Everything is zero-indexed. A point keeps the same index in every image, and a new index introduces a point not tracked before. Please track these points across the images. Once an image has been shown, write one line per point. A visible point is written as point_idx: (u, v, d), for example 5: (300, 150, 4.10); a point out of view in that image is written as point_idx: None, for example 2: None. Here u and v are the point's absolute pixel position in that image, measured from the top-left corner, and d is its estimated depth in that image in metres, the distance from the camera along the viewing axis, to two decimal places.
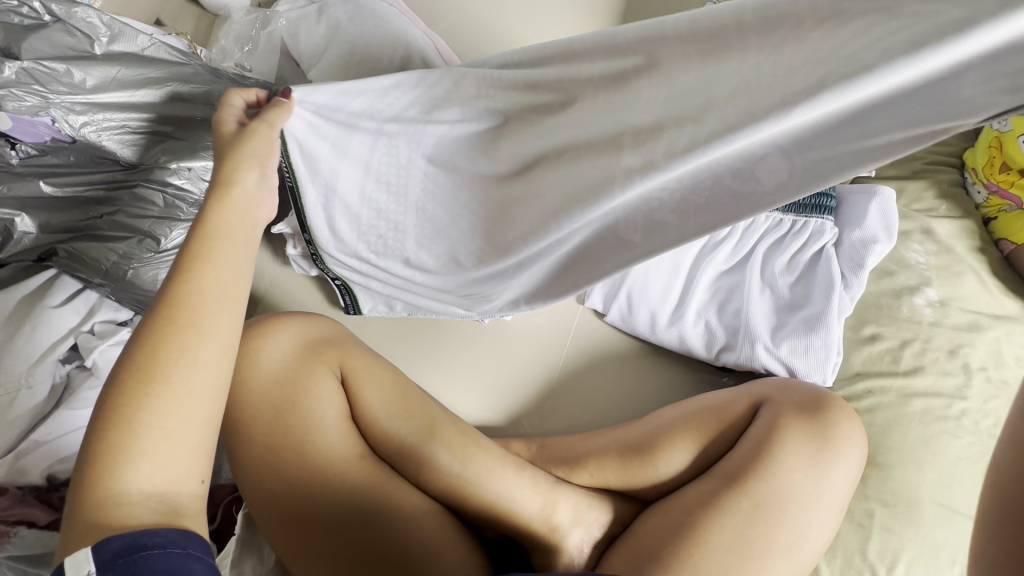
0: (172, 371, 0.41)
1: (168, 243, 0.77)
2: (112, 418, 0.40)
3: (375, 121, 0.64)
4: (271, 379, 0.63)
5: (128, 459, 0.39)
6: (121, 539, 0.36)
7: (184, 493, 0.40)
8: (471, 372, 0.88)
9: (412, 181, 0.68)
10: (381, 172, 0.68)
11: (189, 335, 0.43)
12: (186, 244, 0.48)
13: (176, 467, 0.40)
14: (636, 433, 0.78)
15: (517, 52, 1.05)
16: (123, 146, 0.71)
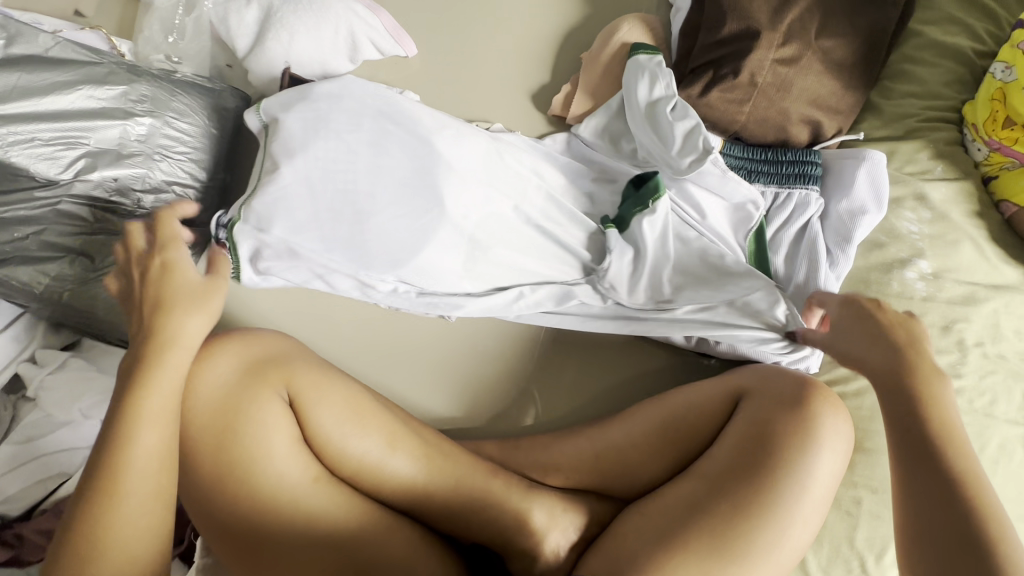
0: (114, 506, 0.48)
1: (104, 261, 0.71)
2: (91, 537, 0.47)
3: (341, 161, 0.66)
4: (213, 405, 0.60)
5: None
6: None
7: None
8: (439, 374, 0.84)
9: (387, 178, 0.67)
10: (364, 168, 0.67)
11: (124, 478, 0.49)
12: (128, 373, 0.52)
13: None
14: (615, 433, 0.76)
15: (470, 17, 0.94)
16: (37, 161, 0.65)
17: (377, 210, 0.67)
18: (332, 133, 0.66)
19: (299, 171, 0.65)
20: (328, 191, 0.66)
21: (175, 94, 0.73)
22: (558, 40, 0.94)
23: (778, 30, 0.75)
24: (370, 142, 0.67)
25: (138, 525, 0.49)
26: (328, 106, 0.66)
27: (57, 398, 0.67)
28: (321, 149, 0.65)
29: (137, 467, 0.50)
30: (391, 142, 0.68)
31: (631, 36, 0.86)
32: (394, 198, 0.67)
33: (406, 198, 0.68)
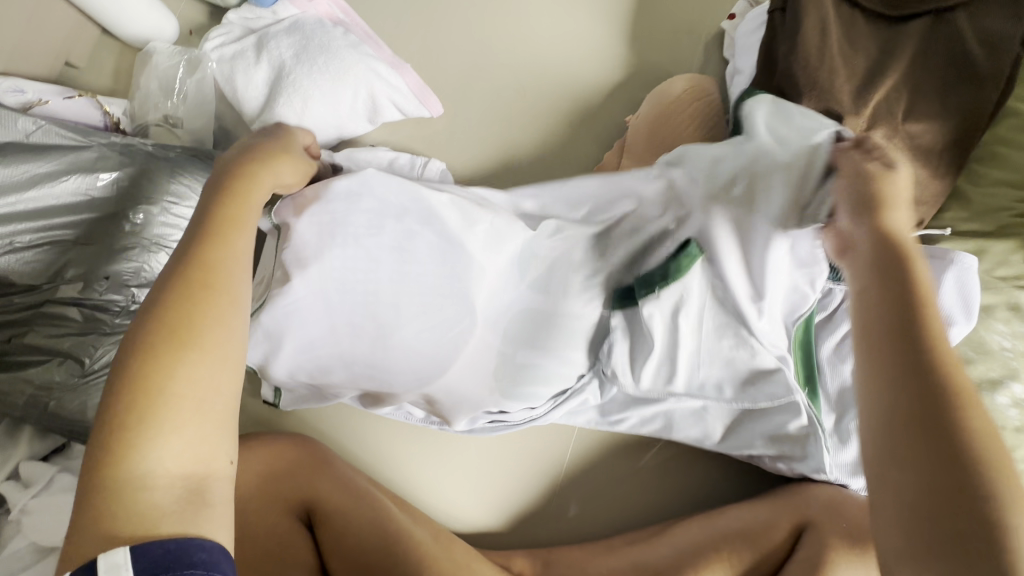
0: (162, 413, 0.37)
1: (94, 364, 0.63)
2: (140, 388, 0.38)
3: (359, 269, 0.58)
4: None
5: (147, 441, 0.37)
6: (162, 547, 0.34)
7: (211, 474, 0.38)
8: (464, 473, 0.77)
9: (408, 287, 0.59)
10: (384, 276, 0.58)
11: (183, 401, 0.38)
12: (184, 275, 0.42)
13: (201, 446, 0.38)
14: (658, 552, 0.68)
15: (501, 70, 0.84)
16: (20, 265, 0.59)
17: (404, 326, 0.59)
18: (350, 238, 0.57)
19: (313, 285, 0.57)
20: (345, 306, 0.58)
21: (175, 174, 0.65)
22: (599, 97, 0.84)
23: (862, 114, 0.65)
24: (391, 245, 0.59)
25: (189, 454, 0.37)
26: (345, 208, 0.57)
27: (41, 526, 0.60)
28: (339, 260, 0.57)
29: (192, 367, 0.39)
30: (419, 247, 0.59)
31: (686, 101, 0.76)
32: (418, 312, 0.60)
33: (427, 306, 0.60)
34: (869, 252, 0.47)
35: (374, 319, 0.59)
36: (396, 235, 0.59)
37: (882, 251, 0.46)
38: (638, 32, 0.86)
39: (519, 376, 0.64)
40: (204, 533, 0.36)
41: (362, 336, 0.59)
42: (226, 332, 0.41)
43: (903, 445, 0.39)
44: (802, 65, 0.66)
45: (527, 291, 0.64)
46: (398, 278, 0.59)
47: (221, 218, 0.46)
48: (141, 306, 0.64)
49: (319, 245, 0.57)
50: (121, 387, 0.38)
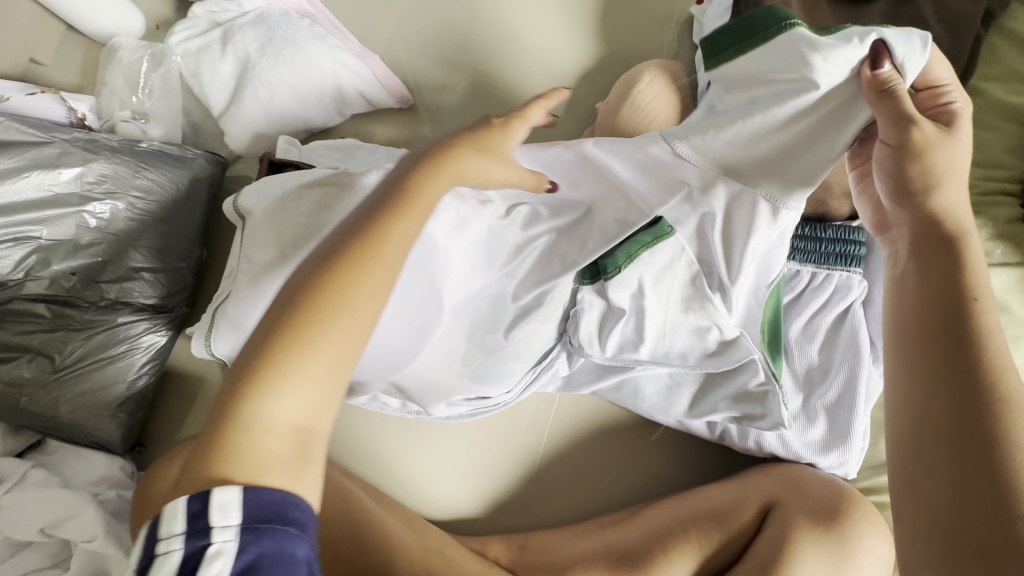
0: (298, 353, 0.36)
1: (65, 360, 0.63)
2: (290, 325, 0.37)
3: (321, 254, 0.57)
4: None
5: (275, 385, 0.36)
6: (271, 495, 0.34)
7: (320, 431, 0.37)
8: (440, 459, 0.78)
9: None
10: None
11: (315, 351, 0.37)
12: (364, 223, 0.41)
13: (320, 402, 0.37)
14: (630, 536, 0.69)
15: (471, 59, 0.84)
16: None
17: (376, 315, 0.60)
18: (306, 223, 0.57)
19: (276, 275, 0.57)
20: None
21: (140, 170, 0.66)
22: (570, 85, 0.84)
23: None
24: None
25: (307, 408, 0.37)
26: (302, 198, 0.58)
27: (15, 518, 0.61)
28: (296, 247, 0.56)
29: (340, 329, 0.38)
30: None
31: (653, 86, 0.76)
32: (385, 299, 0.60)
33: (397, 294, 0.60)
34: (907, 234, 0.51)
35: None
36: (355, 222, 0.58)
37: (925, 233, 0.49)
38: (609, 19, 0.86)
39: (488, 361, 0.66)
40: (300, 491, 0.35)
41: None
42: (375, 300, 0.40)
43: (934, 436, 0.43)
44: None
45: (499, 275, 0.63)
46: None
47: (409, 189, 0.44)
48: (112, 301, 0.65)
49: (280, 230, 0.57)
50: (274, 323, 0.38)
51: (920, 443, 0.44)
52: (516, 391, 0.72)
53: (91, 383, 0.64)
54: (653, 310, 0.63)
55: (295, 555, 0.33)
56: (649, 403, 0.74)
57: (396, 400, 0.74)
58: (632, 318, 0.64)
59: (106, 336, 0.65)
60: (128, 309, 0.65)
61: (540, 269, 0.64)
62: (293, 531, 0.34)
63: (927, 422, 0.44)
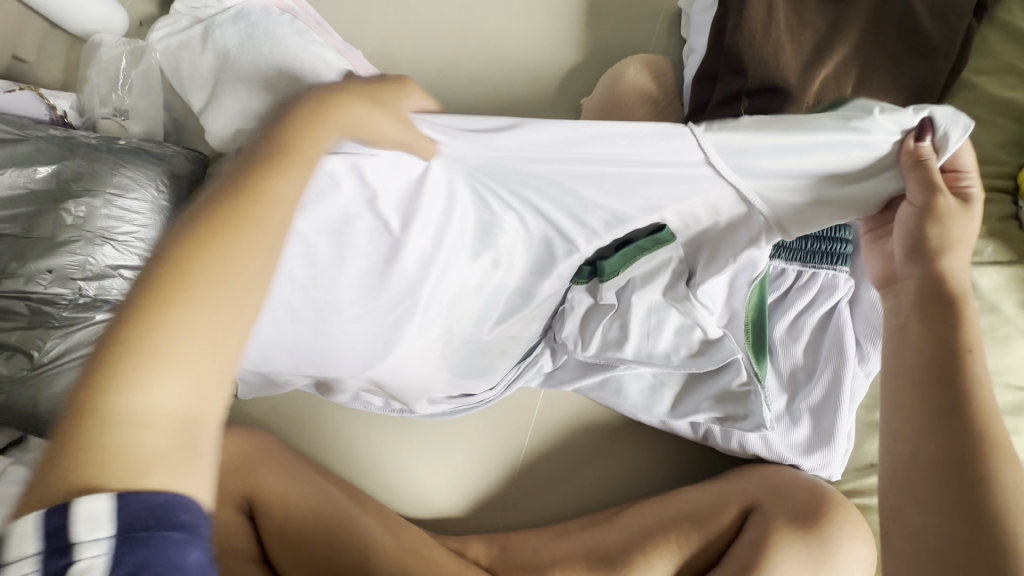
0: (160, 334, 0.30)
1: (44, 357, 0.63)
2: (149, 300, 0.31)
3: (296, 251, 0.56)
4: None
5: (135, 376, 0.29)
6: (145, 501, 0.27)
7: (205, 419, 0.31)
8: (422, 456, 0.78)
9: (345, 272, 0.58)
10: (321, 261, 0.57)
11: (177, 327, 0.30)
12: (239, 179, 0.37)
13: (205, 390, 0.31)
14: (609, 538, 0.68)
15: (456, 55, 0.84)
16: None
17: (350, 313, 0.59)
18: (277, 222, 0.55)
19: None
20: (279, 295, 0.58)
21: (118, 167, 0.66)
22: (556, 81, 0.83)
23: (808, 93, 0.64)
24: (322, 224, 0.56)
25: (182, 396, 0.30)
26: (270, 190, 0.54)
27: None
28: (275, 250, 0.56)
29: (212, 294, 0.32)
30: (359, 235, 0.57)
31: (637, 83, 0.75)
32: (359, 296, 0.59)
33: (370, 291, 0.59)
34: (913, 292, 0.48)
35: (314, 304, 0.59)
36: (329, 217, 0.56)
37: (925, 293, 0.47)
38: (596, 14, 0.85)
39: (466, 355, 0.68)
40: (188, 489, 0.29)
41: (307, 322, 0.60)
42: (258, 263, 0.34)
43: (920, 480, 0.42)
44: (748, 44, 0.65)
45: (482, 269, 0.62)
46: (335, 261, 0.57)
47: (284, 145, 0.40)
48: (90, 299, 0.64)
49: None
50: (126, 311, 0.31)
51: (907, 486, 0.43)
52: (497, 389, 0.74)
53: (67, 382, 0.63)
54: (635, 308, 0.64)
55: (186, 562, 0.27)
56: (633, 402, 0.73)
57: (379, 398, 0.74)
58: (611, 314, 0.66)
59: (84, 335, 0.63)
60: (105, 308, 0.64)
61: (523, 265, 0.63)
62: (179, 535, 0.27)
63: (913, 474, 0.43)
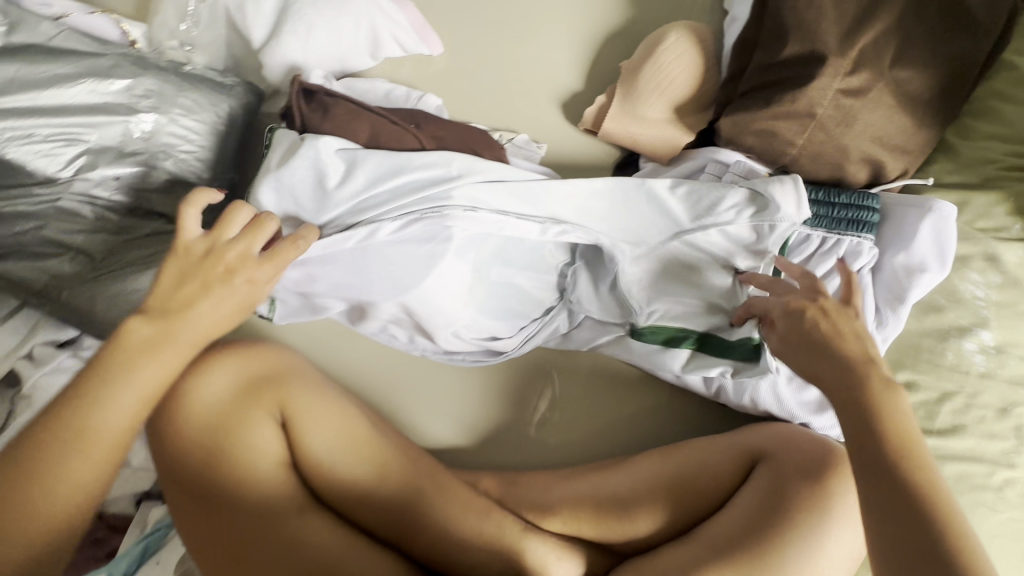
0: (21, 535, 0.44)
1: (102, 259, 0.68)
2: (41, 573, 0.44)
3: (358, 184, 0.63)
4: (206, 419, 0.65)
5: None
6: None
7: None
8: (440, 394, 0.81)
9: (395, 206, 0.63)
10: (381, 196, 0.63)
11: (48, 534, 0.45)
12: (65, 415, 0.46)
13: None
14: (619, 481, 0.70)
15: (502, 13, 0.87)
16: (37, 157, 0.65)
17: (396, 239, 0.64)
18: (360, 163, 0.63)
19: (318, 194, 0.63)
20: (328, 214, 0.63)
21: (183, 88, 0.70)
22: (596, 45, 0.86)
23: (847, 57, 0.66)
24: (389, 168, 0.64)
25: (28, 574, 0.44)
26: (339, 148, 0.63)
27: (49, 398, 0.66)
28: (348, 181, 0.62)
29: (76, 458, 0.46)
30: (407, 178, 0.64)
31: (678, 46, 0.77)
32: (400, 227, 0.63)
33: (419, 226, 0.64)
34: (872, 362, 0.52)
35: (361, 226, 0.63)
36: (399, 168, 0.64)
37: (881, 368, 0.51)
38: None
39: (490, 295, 0.73)
40: None
41: (350, 244, 0.63)
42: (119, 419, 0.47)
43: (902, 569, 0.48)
44: (791, 7, 0.68)
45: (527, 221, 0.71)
46: (389, 198, 0.63)
47: (81, 407, 0.47)
48: (147, 209, 0.69)
49: (332, 159, 0.62)
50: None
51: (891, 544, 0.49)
52: (516, 340, 0.77)
53: (120, 285, 0.68)
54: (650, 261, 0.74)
55: None
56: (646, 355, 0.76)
57: (406, 335, 0.78)
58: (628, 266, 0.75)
59: (139, 243, 0.69)
60: (160, 220, 0.70)
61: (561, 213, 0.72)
62: None
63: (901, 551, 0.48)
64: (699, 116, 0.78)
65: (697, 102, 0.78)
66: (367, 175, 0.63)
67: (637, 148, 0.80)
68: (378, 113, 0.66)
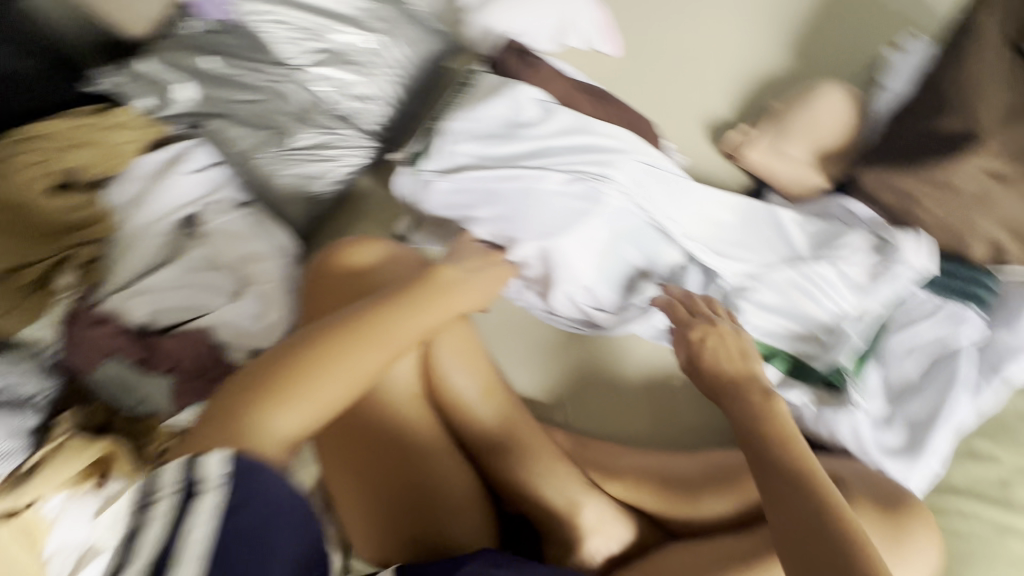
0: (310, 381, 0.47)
1: (295, 142, 0.79)
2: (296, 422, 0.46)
3: (540, 136, 0.72)
4: (349, 290, 0.62)
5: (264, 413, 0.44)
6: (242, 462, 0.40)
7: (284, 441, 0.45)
8: (527, 350, 0.83)
9: (564, 163, 0.71)
10: (555, 151, 0.72)
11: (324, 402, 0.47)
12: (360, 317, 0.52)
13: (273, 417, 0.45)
14: (686, 465, 0.73)
15: (674, 38, 0.97)
16: (285, 42, 0.77)
17: (560, 191, 0.72)
18: (549, 117, 0.72)
19: (511, 134, 0.72)
20: (506, 151, 0.72)
21: (405, 24, 0.82)
22: (751, 86, 0.95)
23: (999, 144, 0.72)
24: (570, 129, 0.72)
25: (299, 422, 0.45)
26: (532, 98, 0.72)
27: (226, 244, 0.77)
28: (535, 131, 0.71)
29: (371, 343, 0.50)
30: (587, 141, 0.73)
31: (833, 101, 0.84)
32: (567, 181, 0.71)
33: (581, 185, 0.72)
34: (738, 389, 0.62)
35: (530, 170, 0.71)
36: (574, 129, 0.72)
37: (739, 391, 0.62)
38: (805, 41, 0.96)
39: (614, 268, 0.78)
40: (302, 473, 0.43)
41: (516, 183, 0.71)
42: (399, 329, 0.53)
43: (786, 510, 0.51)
44: (956, 90, 0.75)
45: (666, 211, 0.77)
46: (562, 154, 0.72)
47: (376, 310, 0.53)
48: (346, 113, 0.81)
49: (522, 107, 0.72)
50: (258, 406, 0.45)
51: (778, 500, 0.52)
52: (614, 319, 0.79)
53: (305, 169, 0.80)
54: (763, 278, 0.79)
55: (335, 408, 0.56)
56: None
57: (519, 284, 0.82)
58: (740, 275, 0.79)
59: (329, 138, 0.80)
60: (353, 126, 0.81)
61: (692, 214, 0.80)
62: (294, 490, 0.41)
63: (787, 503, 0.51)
64: (839, 168, 0.84)
65: (839, 154, 0.85)
66: (552, 129, 0.72)
67: (771, 181, 0.86)
68: (570, 89, 0.77)
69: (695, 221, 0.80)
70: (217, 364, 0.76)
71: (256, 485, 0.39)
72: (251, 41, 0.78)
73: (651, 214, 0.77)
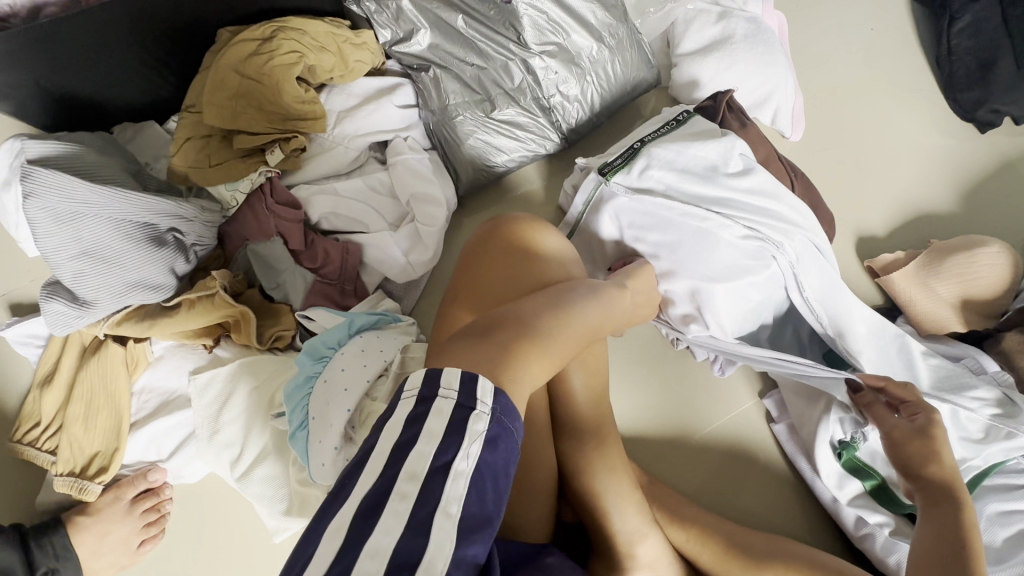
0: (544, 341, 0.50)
1: (497, 114, 0.85)
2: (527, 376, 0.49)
3: (732, 188, 0.75)
4: (524, 261, 0.67)
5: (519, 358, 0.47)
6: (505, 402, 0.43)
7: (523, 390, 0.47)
8: (625, 375, 0.88)
9: (748, 219, 0.74)
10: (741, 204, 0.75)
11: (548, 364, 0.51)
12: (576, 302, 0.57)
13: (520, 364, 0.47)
14: (751, 537, 0.73)
15: (851, 146, 1.01)
16: (532, 26, 0.80)
17: (730, 243, 0.75)
18: (744, 172, 0.76)
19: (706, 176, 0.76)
20: (695, 188, 0.75)
21: (630, 47, 0.87)
22: (912, 214, 0.97)
23: None
24: (759, 189, 0.76)
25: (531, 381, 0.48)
26: (734, 153, 0.77)
27: (404, 177, 0.83)
28: (729, 181, 0.75)
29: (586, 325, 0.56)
30: (771, 207, 0.76)
31: (997, 255, 0.85)
32: (742, 237, 0.74)
33: (751, 244, 0.75)
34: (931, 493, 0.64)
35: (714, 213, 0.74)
36: (763, 193, 0.76)
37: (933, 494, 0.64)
38: (975, 193, 0.98)
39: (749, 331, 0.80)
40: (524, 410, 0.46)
41: (695, 222, 0.75)
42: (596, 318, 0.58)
43: None
44: None
45: (817, 296, 0.79)
46: (746, 210, 0.75)
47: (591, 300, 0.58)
48: (548, 105, 0.86)
49: (721, 157, 0.76)
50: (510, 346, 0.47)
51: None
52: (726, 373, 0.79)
53: (494, 140, 0.86)
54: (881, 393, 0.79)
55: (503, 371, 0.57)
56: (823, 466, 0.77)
57: None
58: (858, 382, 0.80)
59: (525, 120, 0.86)
60: (549, 118, 0.87)
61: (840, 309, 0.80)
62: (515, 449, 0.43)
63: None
64: (982, 320, 0.86)
65: (984, 307, 0.85)
66: (744, 186, 0.76)
67: (906, 308, 0.89)
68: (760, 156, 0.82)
69: (836, 318, 0.80)
70: (355, 278, 0.83)
71: (510, 426, 0.42)
72: (502, 13, 0.79)
73: (800, 294, 0.78)
